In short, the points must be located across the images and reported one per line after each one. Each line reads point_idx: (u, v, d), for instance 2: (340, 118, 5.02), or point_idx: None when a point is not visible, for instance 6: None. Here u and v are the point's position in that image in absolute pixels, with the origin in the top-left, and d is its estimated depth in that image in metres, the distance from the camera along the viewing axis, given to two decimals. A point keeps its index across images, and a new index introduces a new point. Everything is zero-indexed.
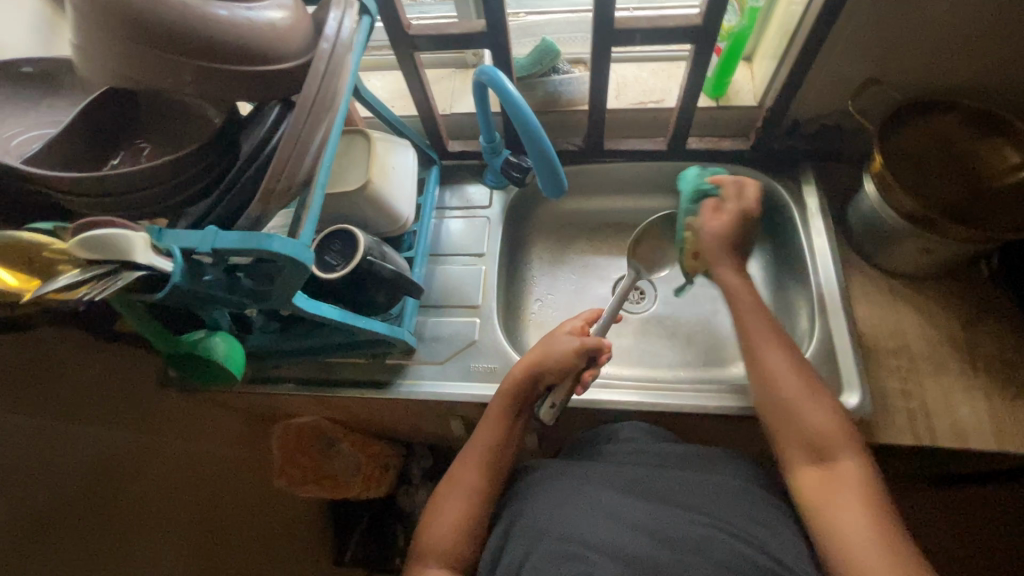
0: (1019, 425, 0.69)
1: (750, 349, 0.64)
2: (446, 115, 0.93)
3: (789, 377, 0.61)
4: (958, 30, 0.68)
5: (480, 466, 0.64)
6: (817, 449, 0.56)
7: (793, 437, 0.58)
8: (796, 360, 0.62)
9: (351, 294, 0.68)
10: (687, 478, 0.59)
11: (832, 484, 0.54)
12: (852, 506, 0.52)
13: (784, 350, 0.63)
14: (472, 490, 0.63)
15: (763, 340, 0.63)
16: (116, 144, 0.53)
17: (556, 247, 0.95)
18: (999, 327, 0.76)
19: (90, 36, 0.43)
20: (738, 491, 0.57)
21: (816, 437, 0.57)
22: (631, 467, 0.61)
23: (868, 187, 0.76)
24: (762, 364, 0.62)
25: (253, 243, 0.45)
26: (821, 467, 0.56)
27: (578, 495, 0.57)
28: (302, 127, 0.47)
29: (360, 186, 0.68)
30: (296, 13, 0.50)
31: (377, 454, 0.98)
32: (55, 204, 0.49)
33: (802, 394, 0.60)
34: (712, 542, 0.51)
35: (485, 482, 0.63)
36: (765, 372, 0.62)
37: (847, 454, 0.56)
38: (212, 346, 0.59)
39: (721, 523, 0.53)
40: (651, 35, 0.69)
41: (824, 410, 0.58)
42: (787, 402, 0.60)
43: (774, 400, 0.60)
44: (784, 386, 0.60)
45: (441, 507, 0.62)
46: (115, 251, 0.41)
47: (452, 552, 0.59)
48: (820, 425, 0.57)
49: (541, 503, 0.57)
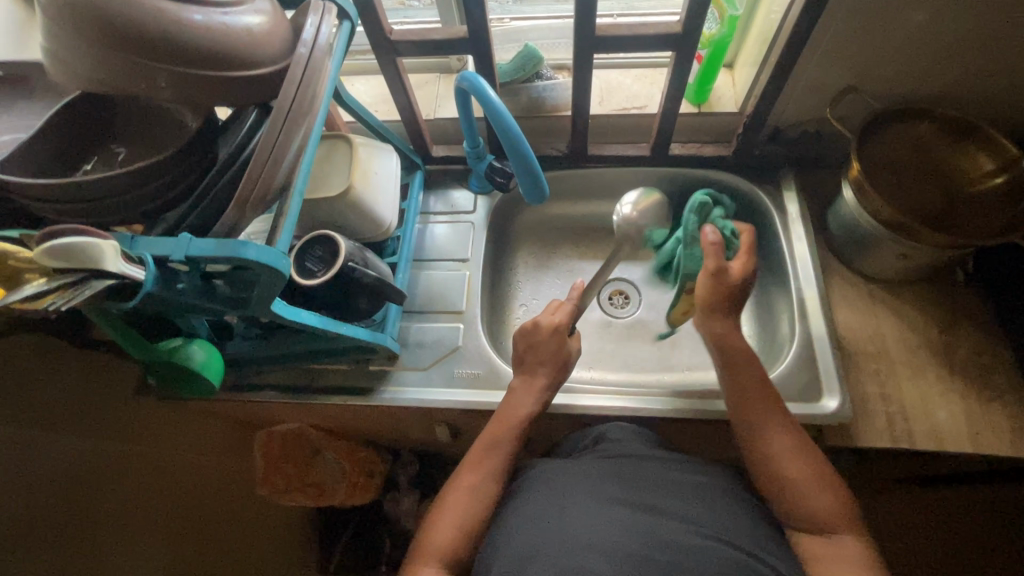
0: (994, 428, 0.70)
1: (753, 428, 0.61)
2: (429, 120, 0.93)
3: (792, 461, 0.58)
4: (934, 40, 0.69)
5: (484, 476, 0.62)
6: (825, 522, 0.55)
7: (797, 512, 0.56)
8: (799, 438, 0.60)
9: (332, 301, 0.67)
10: (667, 478, 0.59)
11: (837, 556, 0.53)
12: (858, 571, 0.51)
13: (783, 427, 0.60)
14: (480, 490, 0.61)
15: (762, 420, 0.61)
16: (89, 149, 0.52)
17: (541, 252, 0.95)
18: (976, 331, 0.77)
19: (61, 39, 0.42)
20: (722, 498, 0.57)
21: (820, 512, 0.55)
22: (627, 468, 0.60)
23: (846, 194, 0.76)
24: (767, 446, 0.59)
25: (228, 251, 0.45)
26: (823, 538, 0.54)
27: (572, 501, 0.56)
28: (279, 133, 0.47)
29: (341, 192, 0.67)
30: (274, 18, 0.50)
31: (363, 460, 0.93)
32: (23, 209, 0.48)
33: (808, 472, 0.57)
34: (703, 549, 0.50)
35: (486, 481, 0.62)
36: (769, 449, 0.59)
37: (850, 529, 0.54)
38: (190, 354, 0.59)
39: (701, 527, 0.53)
40: (632, 42, 0.69)
41: (828, 485, 0.57)
42: (791, 480, 0.57)
43: (777, 474, 0.58)
44: (788, 467, 0.58)
45: (443, 511, 0.60)
46: (84, 259, 0.41)
47: (451, 553, 0.57)
48: (826, 504, 0.55)
49: (538, 509, 0.56)
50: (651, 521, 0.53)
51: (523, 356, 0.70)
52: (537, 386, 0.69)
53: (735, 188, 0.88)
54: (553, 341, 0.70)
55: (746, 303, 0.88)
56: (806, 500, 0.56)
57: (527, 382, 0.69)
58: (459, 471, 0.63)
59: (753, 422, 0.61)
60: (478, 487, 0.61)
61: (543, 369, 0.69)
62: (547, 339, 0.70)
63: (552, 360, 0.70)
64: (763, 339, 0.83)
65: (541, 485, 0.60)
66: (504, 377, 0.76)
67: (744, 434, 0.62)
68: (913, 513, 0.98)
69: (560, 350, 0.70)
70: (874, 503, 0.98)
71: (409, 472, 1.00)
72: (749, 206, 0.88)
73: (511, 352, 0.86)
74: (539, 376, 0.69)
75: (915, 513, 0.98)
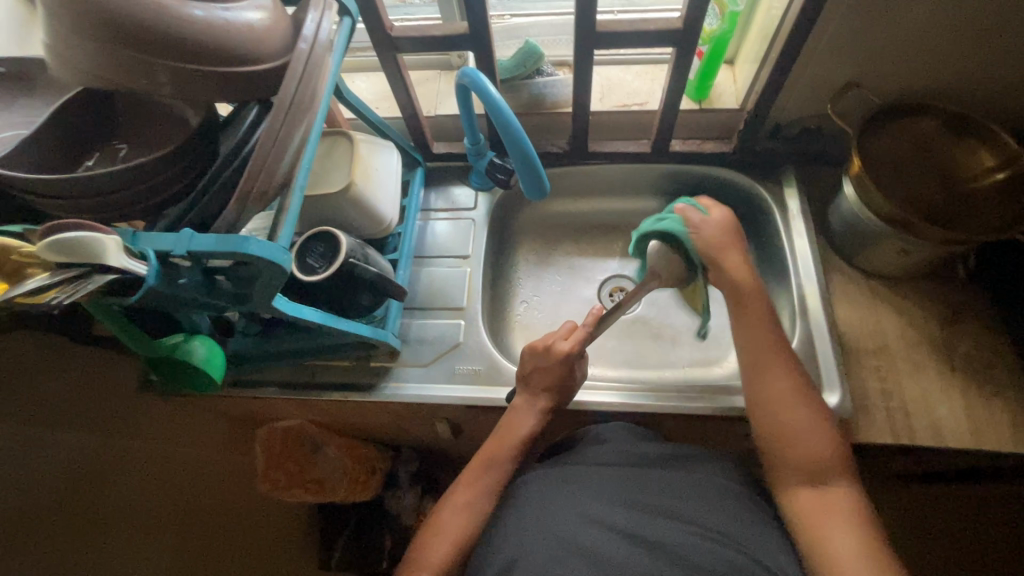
0: (994, 423, 0.70)
1: (755, 369, 0.61)
2: (430, 117, 0.93)
3: (790, 404, 0.59)
4: (935, 36, 0.68)
5: (476, 493, 0.64)
6: (815, 470, 0.56)
7: (791, 460, 0.57)
8: (800, 387, 0.60)
9: (333, 297, 0.68)
10: (664, 478, 0.59)
11: (828, 509, 0.54)
12: (846, 526, 0.52)
13: (786, 370, 0.61)
14: (474, 507, 0.63)
15: (766, 364, 0.61)
16: (92, 145, 0.52)
17: (542, 249, 0.95)
18: (976, 327, 0.77)
19: (60, 35, 0.42)
20: (718, 493, 0.57)
21: (813, 461, 0.56)
22: (619, 469, 0.61)
23: (847, 190, 0.76)
24: (766, 394, 0.60)
25: (229, 246, 0.45)
26: (814, 488, 0.56)
27: (563, 503, 0.56)
28: (280, 129, 0.47)
29: (342, 189, 0.68)
30: (274, 14, 0.50)
31: (364, 457, 0.94)
32: (24, 205, 0.48)
33: (804, 416, 0.58)
34: (696, 548, 0.51)
35: (479, 499, 0.63)
36: (766, 397, 0.60)
37: (840, 475, 0.56)
38: (192, 350, 0.59)
39: (695, 527, 0.53)
40: (632, 38, 0.69)
41: (822, 435, 0.58)
42: (787, 425, 0.58)
43: (774, 419, 0.59)
44: (785, 413, 0.59)
45: (439, 525, 0.62)
46: (88, 254, 0.41)
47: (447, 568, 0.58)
48: (818, 454, 0.57)
49: (528, 513, 0.57)
50: (640, 524, 0.53)
51: (529, 376, 0.69)
52: (539, 405, 0.68)
53: (735, 185, 0.89)
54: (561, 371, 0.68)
55: None
56: (801, 448, 0.57)
57: (531, 401, 0.68)
58: (453, 486, 0.65)
59: (754, 366, 0.62)
60: (472, 503, 0.63)
61: (546, 392, 0.68)
62: (558, 369, 0.68)
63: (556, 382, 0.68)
64: None
65: (536, 485, 0.61)
66: (505, 373, 0.76)
67: (745, 375, 0.62)
68: (915, 510, 0.98)
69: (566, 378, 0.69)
70: (875, 499, 0.98)
71: (409, 468, 1.01)
72: (750, 203, 0.88)
73: (512, 348, 0.86)
74: (542, 398, 0.68)
75: (916, 509, 0.98)
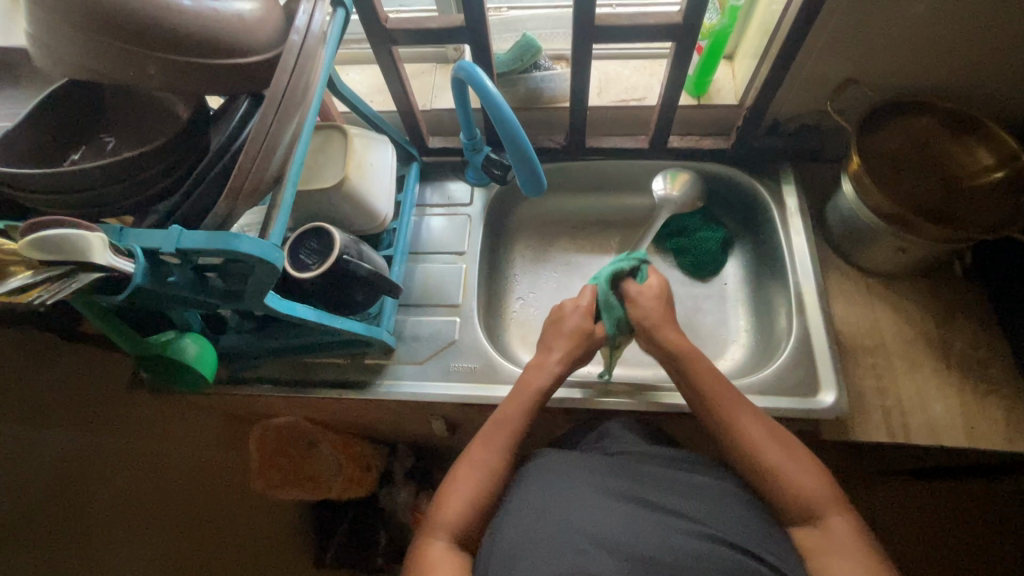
0: (990, 422, 0.70)
1: (724, 413, 0.61)
2: (425, 111, 0.91)
3: (768, 443, 0.58)
4: (936, 32, 0.68)
5: (494, 451, 0.61)
6: (809, 504, 0.54)
7: (782, 500, 0.56)
8: (767, 424, 0.60)
9: (328, 294, 0.67)
10: (675, 480, 0.58)
11: (828, 542, 0.52)
12: (853, 558, 0.51)
13: (757, 416, 0.61)
14: (488, 470, 0.60)
15: (736, 410, 0.61)
16: (78, 138, 0.51)
17: (538, 245, 0.95)
18: (973, 325, 0.77)
19: (45, 25, 0.41)
20: (727, 496, 0.56)
21: (807, 494, 0.55)
22: (630, 466, 0.60)
23: (845, 187, 0.76)
24: (741, 434, 0.59)
25: (220, 243, 0.44)
26: (813, 525, 0.54)
27: (575, 494, 0.55)
28: (272, 123, 0.45)
29: (336, 183, 0.66)
30: (265, 4, 0.49)
31: (359, 454, 0.93)
32: (9, 198, 0.47)
33: (786, 455, 0.57)
34: (705, 548, 0.50)
35: (496, 461, 0.61)
36: (747, 437, 0.59)
37: (836, 507, 0.54)
38: (182, 347, 0.58)
39: (715, 531, 0.52)
40: (631, 32, 0.68)
41: (810, 466, 0.57)
42: (771, 465, 0.57)
43: (757, 461, 0.57)
44: (767, 449, 0.57)
45: (450, 488, 0.60)
46: (72, 252, 0.40)
47: (462, 529, 0.57)
48: (808, 486, 0.55)
49: (544, 497, 0.56)
50: (651, 522, 0.52)
51: (547, 332, 0.71)
52: (552, 359, 0.68)
53: (733, 182, 0.88)
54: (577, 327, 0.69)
55: (744, 297, 0.87)
56: (789, 481, 0.55)
57: (543, 357, 0.68)
58: (459, 460, 0.62)
59: (725, 407, 0.61)
60: (489, 461, 0.61)
61: (561, 340, 0.68)
62: (574, 321, 0.70)
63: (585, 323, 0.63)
64: (760, 333, 0.83)
65: (541, 477, 0.59)
66: (501, 371, 0.76)
67: (717, 424, 0.61)
68: (912, 506, 0.97)
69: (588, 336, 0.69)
70: (873, 496, 0.97)
71: (405, 465, 0.99)
72: (747, 199, 0.88)
73: (508, 345, 0.86)
74: (555, 351, 0.68)
75: (911, 507, 0.97)
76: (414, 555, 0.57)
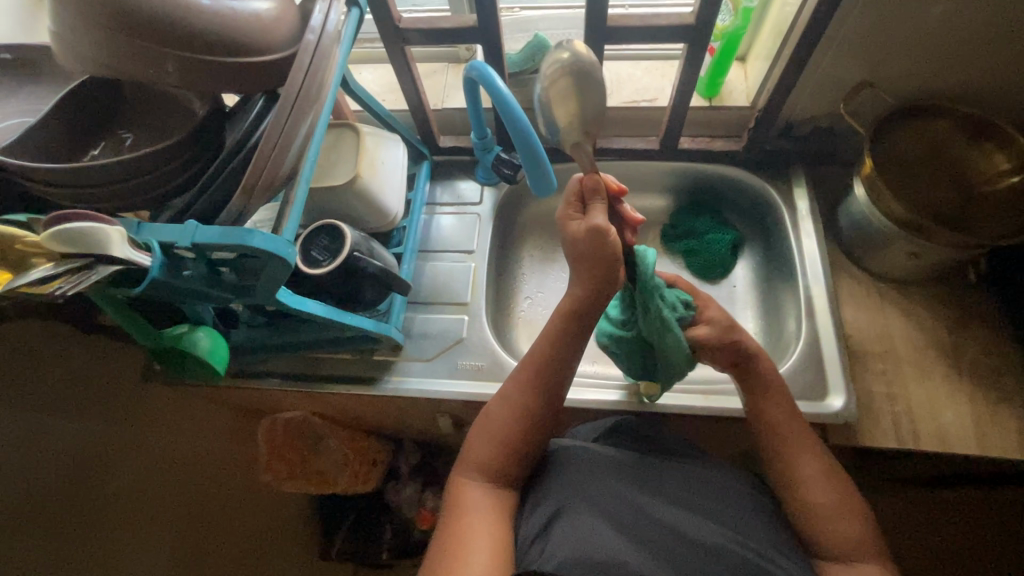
0: (1002, 431, 0.69)
1: (782, 448, 0.59)
2: (436, 109, 0.92)
3: (817, 483, 0.56)
4: (953, 35, 0.67)
5: (523, 385, 0.60)
6: (847, 547, 0.53)
7: (814, 531, 0.55)
8: (823, 462, 0.58)
9: (339, 291, 0.67)
10: (698, 481, 0.58)
11: None
12: None
13: (816, 452, 0.59)
14: (513, 404, 0.60)
15: (794, 443, 0.59)
16: (97, 135, 0.52)
17: (547, 245, 0.95)
18: (985, 332, 0.76)
19: (71, 24, 0.42)
20: (752, 508, 0.56)
21: (845, 538, 0.53)
22: (669, 469, 0.59)
23: (857, 190, 0.76)
24: (789, 467, 0.58)
25: (234, 239, 0.45)
26: (847, 564, 0.52)
27: (604, 487, 0.55)
28: (286, 121, 0.46)
29: (348, 181, 0.67)
30: (283, 3, 0.49)
31: (365, 449, 0.94)
32: (30, 191, 0.49)
33: (835, 500, 0.55)
34: (734, 560, 0.49)
35: (523, 395, 0.60)
36: (796, 475, 0.58)
37: (872, 556, 0.52)
38: (195, 340, 0.58)
39: (742, 539, 0.51)
40: (643, 33, 0.68)
41: (851, 513, 0.54)
42: (813, 500, 0.56)
43: (801, 500, 0.56)
44: (811, 487, 0.56)
45: (482, 425, 0.60)
46: (91, 245, 0.41)
47: (490, 466, 0.57)
48: (846, 532, 0.53)
49: (573, 487, 0.55)
50: (677, 519, 0.52)
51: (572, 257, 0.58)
52: None
53: (745, 185, 0.88)
54: (590, 241, 0.55)
55: (753, 299, 0.87)
56: (825, 524, 0.54)
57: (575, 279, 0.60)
58: (491, 405, 0.61)
59: (784, 441, 0.60)
60: (521, 395, 0.60)
61: None
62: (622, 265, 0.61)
63: (589, 288, 0.58)
64: (769, 335, 0.83)
65: (567, 470, 0.58)
66: (508, 369, 0.76)
67: (770, 453, 0.60)
68: (917, 513, 0.96)
69: (603, 247, 0.55)
70: (879, 501, 0.97)
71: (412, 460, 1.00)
72: (757, 202, 0.88)
73: (515, 345, 0.86)
74: None
75: (916, 511, 0.97)
76: (447, 492, 0.57)
